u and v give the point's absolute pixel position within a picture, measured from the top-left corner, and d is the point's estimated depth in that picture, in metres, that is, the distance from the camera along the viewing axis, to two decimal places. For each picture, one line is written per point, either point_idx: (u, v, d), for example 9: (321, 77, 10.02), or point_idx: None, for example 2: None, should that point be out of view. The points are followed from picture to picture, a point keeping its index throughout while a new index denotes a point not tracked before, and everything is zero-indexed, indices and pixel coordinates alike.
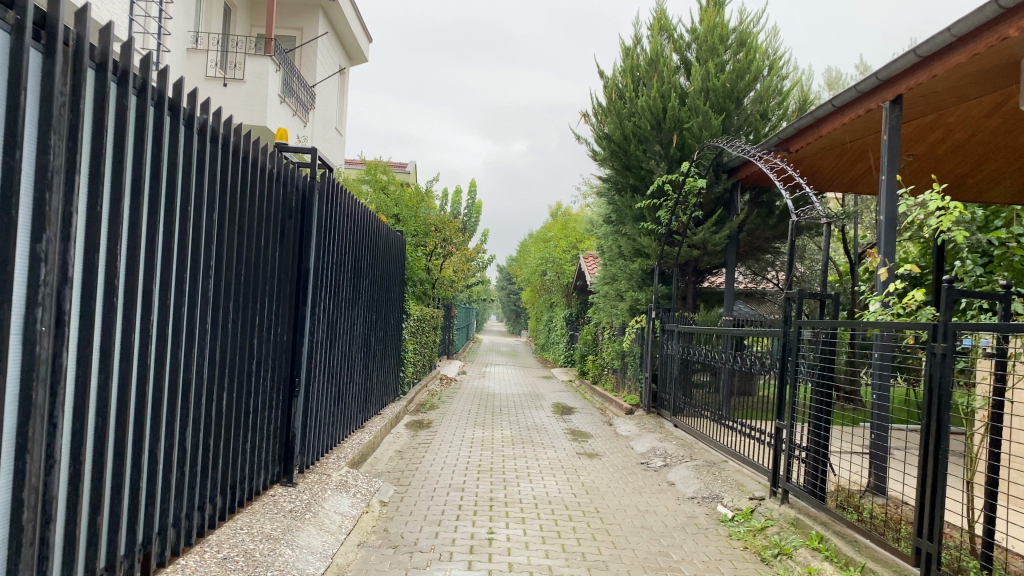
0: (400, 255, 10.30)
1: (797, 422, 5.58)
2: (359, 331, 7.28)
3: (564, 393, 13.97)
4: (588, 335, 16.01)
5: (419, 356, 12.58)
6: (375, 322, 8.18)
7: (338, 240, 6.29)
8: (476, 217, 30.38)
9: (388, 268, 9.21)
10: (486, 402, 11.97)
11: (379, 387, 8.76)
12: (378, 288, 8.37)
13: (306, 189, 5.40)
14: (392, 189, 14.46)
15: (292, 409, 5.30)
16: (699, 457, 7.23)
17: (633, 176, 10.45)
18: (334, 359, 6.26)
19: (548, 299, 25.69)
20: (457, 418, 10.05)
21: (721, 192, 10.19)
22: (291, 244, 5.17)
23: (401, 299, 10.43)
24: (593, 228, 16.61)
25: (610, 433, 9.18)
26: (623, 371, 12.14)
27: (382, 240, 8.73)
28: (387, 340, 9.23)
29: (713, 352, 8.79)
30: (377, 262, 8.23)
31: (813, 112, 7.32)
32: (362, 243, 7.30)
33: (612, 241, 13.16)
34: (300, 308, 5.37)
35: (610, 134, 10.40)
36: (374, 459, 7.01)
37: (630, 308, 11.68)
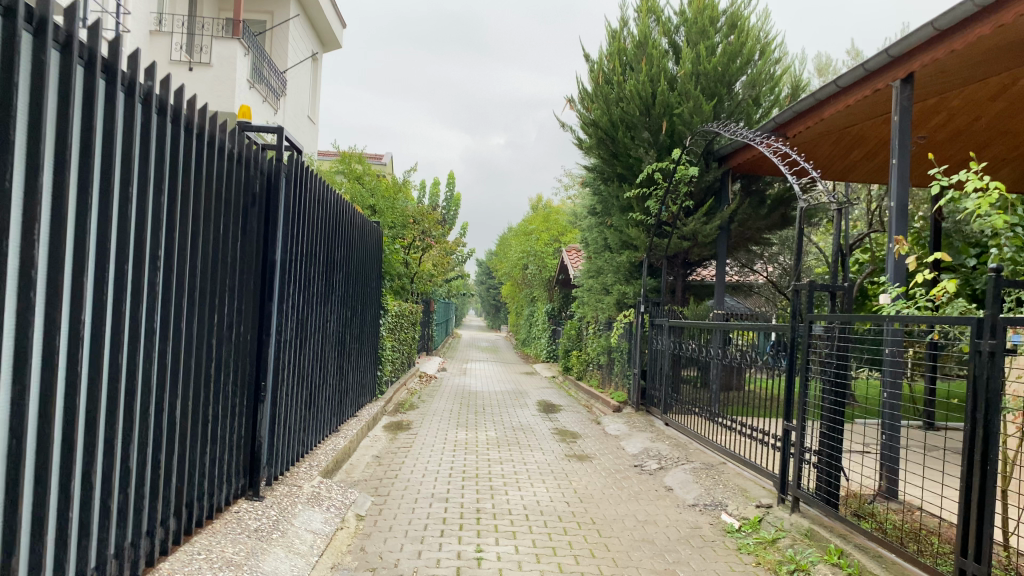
0: (377, 248, 9.80)
1: (808, 423, 5.18)
2: (332, 329, 6.78)
3: (548, 390, 13.56)
4: (572, 330, 15.58)
5: (398, 353, 12.10)
6: (350, 319, 7.68)
7: (308, 230, 5.78)
8: (454, 210, 29.92)
9: (364, 262, 8.70)
10: (468, 400, 11.51)
11: (354, 387, 8.26)
12: (353, 283, 7.86)
13: (272, 173, 4.87)
14: (368, 179, 13.93)
15: (257, 416, 4.79)
16: (696, 460, 6.82)
17: (620, 164, 10.02)
18: (304, 359, 5.75)
19: (529, 293, 25.25)
20: (438, 418, 9.58)
21: (711, 181, 9.79)
22: (255, 233, 4.66)
23: (378, 294, 9.93)
24: (576, 220, 16.21)
25: (598, 433, 8.76)
26: (610, 368, 11.72)
27: (358, 232, 8.21)
28: (364, 337, 8.74)
29: (705, 349, 8.38)
30: (352, 255, 7.72)
31: (814, 94, 6.94)
32: (335, 233, 6.79)
33: (597, 232, 12.72)
34: (265, 304, 4.86)
35: (596, 120, 9.95)
36: (349, 466, 6.52)
37: (617, 302, 11.26)
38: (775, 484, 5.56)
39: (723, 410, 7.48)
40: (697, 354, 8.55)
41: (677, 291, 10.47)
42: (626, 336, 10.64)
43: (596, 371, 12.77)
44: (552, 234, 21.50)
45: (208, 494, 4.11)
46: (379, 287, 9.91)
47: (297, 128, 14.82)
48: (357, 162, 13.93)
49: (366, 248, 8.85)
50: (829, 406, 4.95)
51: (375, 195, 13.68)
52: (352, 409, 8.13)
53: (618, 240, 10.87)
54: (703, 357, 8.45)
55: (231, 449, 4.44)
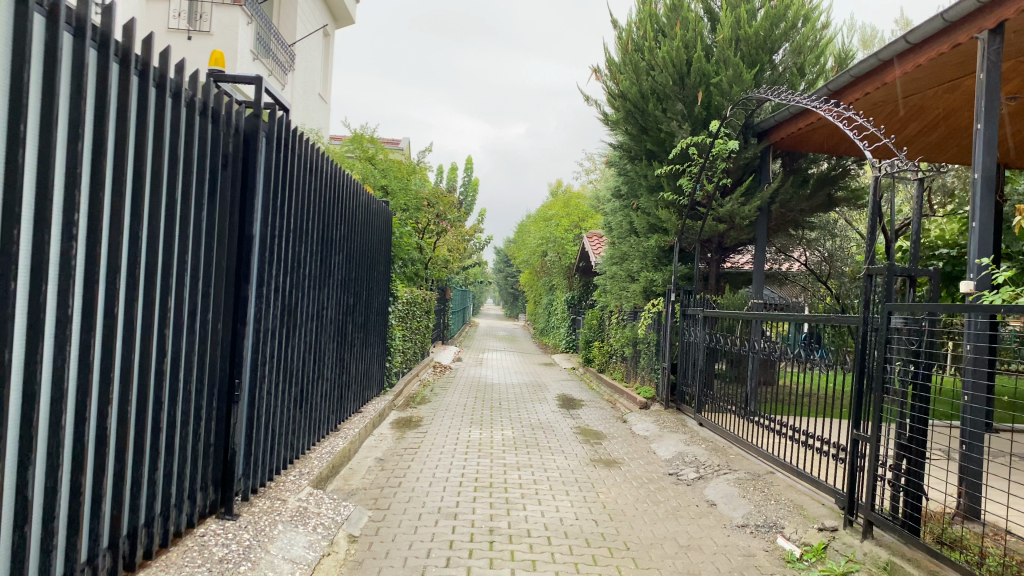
0: (386, 229, 9.05)
1: (884, 434, 4.37)
2: (329, 317, 6.01)
3: (569, 384, 12.78)
4: (593, 319, 14.78)
5: (409, 343, 11.36)
6: (352, 308, 6.93)
7: (299, 203, 5.01)
8: (472, 195, 29.14)
9: (369, 244, 7.90)
10: (484, 394, 10.77)
11: (358, 382, 7.49)
12: (356, 269, 7.10)
13: (249, 133, 4.09)
14: (380, 158, 13.17)
15: (231, 419, 4.04)
16: (740, 469, 6.02)
17: (650, 138, 9.18)
18: (294, 351, 4.99)
19: (548, 281, 24.44)
20: (450, 414, 8.84)
21: (751, 158, 8.94)
22: (229, 203, 3.89)
23: (388, 279, 9.18)
24: (599, 204, 15.37)
25: (626, 434, 7.98)
26: (636, 361, 10.92)
27: (362, 211, 7.43)
28: (369, 327, 7.97)
29: (741, 342, 7.61)
30: (354, 236, 6.94)
31: (877, 53, 6.10)
32: (332, 210, 6.01)
33: (623, 216, 11.89)
34: (241, 286, 4.10)
35: (624, 90, 9.11)
36: (348, 471, 5.77)
37: (644, 290, 10.44)
38: (839, 504, 4.75)
39: (765, 407, 6.74)
40: (732, 347, 7.79)
41: (710, 279, 9.64)
42: (654, 327, 9.83)
43: (621, 364, 11.97)
44: (572, 219, 20.67)
45: (163, 516, 3.38)
46: (389, 271, 9.15)
47: (307, 105, 14.08)
48: (368, 140, 13.17)
49: (372, 229, 8.07)
50: (912, 415, 4.18)
51: (387, 175, 12.91)
52: (354, 405, 7.38)
53: (647, 222, 10.04)
54: (740, 352, 7.68)
55: (195, 458, 3.69)
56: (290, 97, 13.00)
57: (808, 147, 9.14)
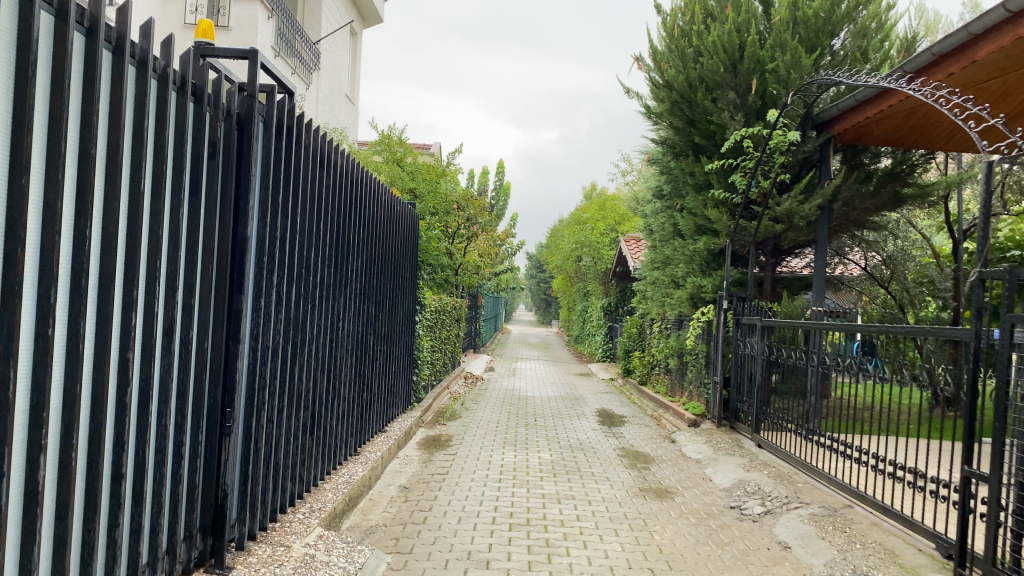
0: (412, 232, 8.44)
1: (1007, 473, 3.58)
2: (347, 330, 5.35)
3: (608, 397, 12.07)
4: (632, 328, 14.03)
5: (439, 354, 10.74)
6: (373, 318, 6.27)
7: (311, 199, 4.36)
8: (504, 199, 28.55)
9: (393, 249, 7.25)
10: (519, 408, 10.09)
11: (380, 399, 6.83)
12: (377, 275, 6.45)
13: (245, 117, 3.45)
14: (408, 160, 12.58)
15: (221, 454, 3.38)
16: (813, 501, 5.25)
17: (698, 132, 8.47)
18: (304, 370, 4.35)
19: (582, 288, 23.70)
20: (483, 432, 8.17)
21: (810, 152, 8.16)
22: (218, 201, 3.25)
23: (415, 286, 8.55)
24: (638, 206, 14.63)
25: (676, 457, 7.25)
26: (682, 374, 10.17)
27: (384, 214, 6.77)
28: (394, 338, 7.33)
29: (805, 355, 6.86)
30: (374, 239, 6.29)
31: (969, 25, 5.33)
32: (349, 210, 5.35)
33: (667, 218, 11.15)
34: (235, 296, 3.44)
35: (669, 79, 8.41)
36: (368, 504, 5.12)
37: (691, 297, 9.70)
38: (949, 552, 3.96)
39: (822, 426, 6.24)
40: (794, 360, 7.04)
41: (765, 285, 8.87)
42: (703, 338, 9.06)
43: (665, 377, 11.22)
44: (608, 223, 19.91)
45: None
46: (415, 278, 8.53)
47: (333, 105, 13.55)
48: (396, 141, 12.59)
49: (396, 235, 7.42)
50: None
51: (416, 178, 12.32)
52: (376, 425, 6.72)
53: (695, 223, 9.31)
54: (804, 366, 6.93)
55: (174, 508, 3.04)
56: (315, 96, 12.48)
57: (871, 141, 8.34)
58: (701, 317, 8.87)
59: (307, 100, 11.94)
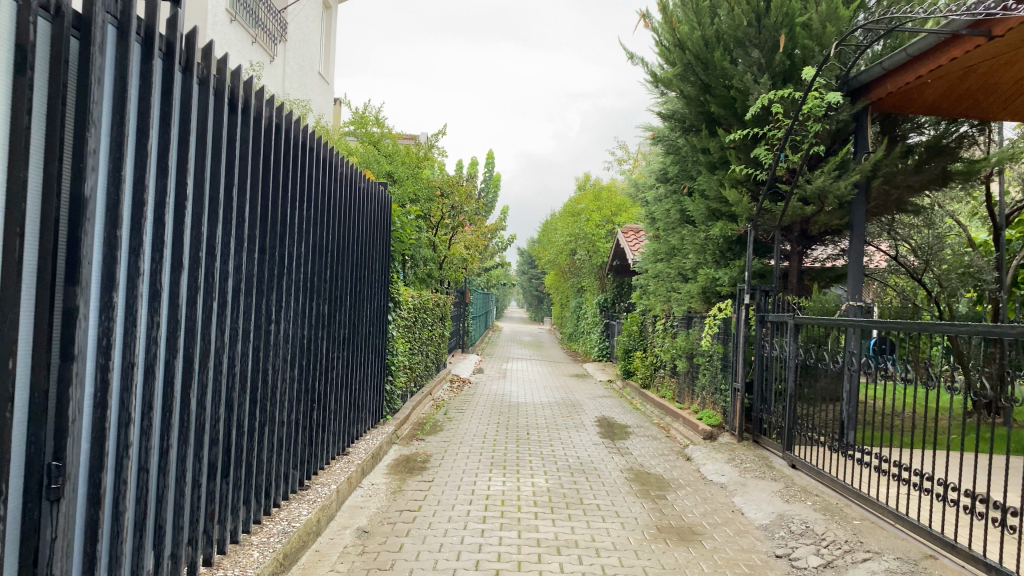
0: (383, 215, 7.22)
1: None
2: (282, 333, 4.13)
3: (608, 401, 10.94)
4: (633, 325, 12.90)
5: (420, 357, 9.59)
6: (326, 318, 5.04)
7: (216, 155, 3.13)
8: (494, 192, 27.40)
9: (356, 234, 5.99)
10: (509, 417, 8.93)
11: (340, 414, 5.62)
12: (331, 264, 5.21)
13: (84, 16, 2.24)
14: (386, 142, 11.42)
15: (46, 537, 2.16)
16: (884, 550, 4.10)
17: (714, 99, 7.35)
18: (205, 392, 3.13)
19: (577, 282, 22.55)
20: (467, 449, 7.00)
21: (846, 120, 7.02)
22: (25, 142, 2.05)
23: (388, 278, 7.34)
24: (639, 193, 13.49)
25: (696, 480, 6.11)
26: (693, 378, 9.05)
27: (342, 191, 5.53)
28: (358, 342, 6.11)
29: (847, 360, 5.75)
30: (326, 221, 5.05)
31: None
32: (285, 180, 4.12)
33: (674, 203, 10.01)
34: (67, 290, 2.23)
35: (681, 37, 7.28)
36: (313, 559, 3.92)
37: (702, 291, 8.56)
38: None
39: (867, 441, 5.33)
40: (833, 365, 5.93)
41: (789, 277, 7.74)
42: (719, 337, 7.92)
43: (672, 380, 10.10)
44: (604, 214, 18.75)
45: None
46: (388, 269, 7.31)
47: (305, 84, 12.38)
48: (373, 121, 11.42)
49: (360, 218, 6.16)
50: None
51: (394, 161, 11.15)
52: (335, 446, 5.52)
53: (710, 207, 8.19)
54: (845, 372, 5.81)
55: None
56: (284, 72, 11.28)
57: (912, 111, 7.21)
58: (717, 314, 7.73)
59: (272, 75, 10.77)
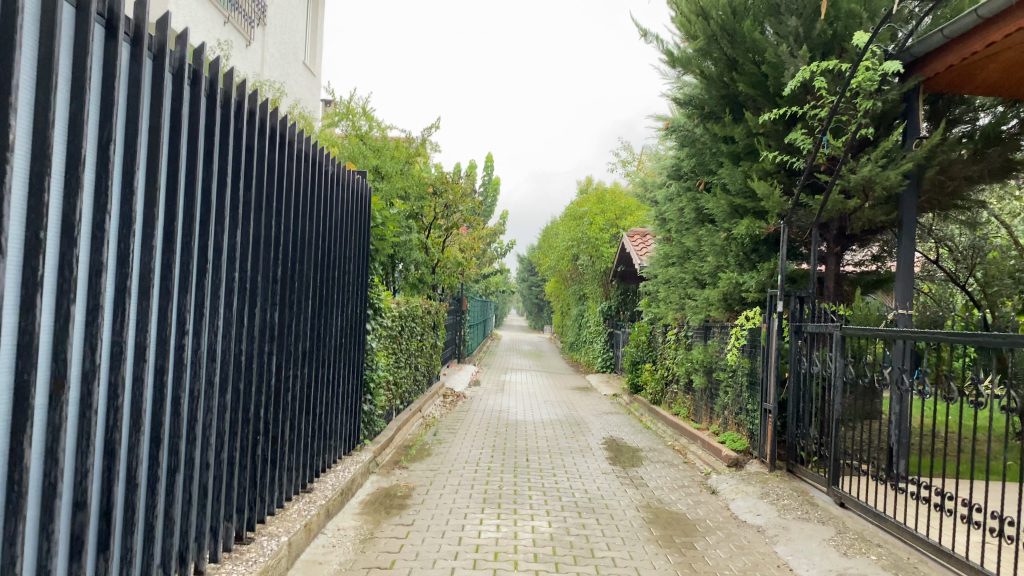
0: (362, 207, 6.19)
1: None
2: (202, 347, 3.12)
3: (615, 419, 9.96)
4: (640, 335, 11.93)
5: (407, 371, 8.60)
6: (276, 327, 4.03)
7: (75, 95, 2.13)
8: (492, 196, 26.47)
9: (323, 227, 4.97)
10: (507, 439, 7.94)
11: (299, 445, 4.59)
12: (286, 262, 4.19)
13: None
14: (372, 135, 10.46)
15: None
16: None
17: (742, 76, 6.40)
18: (58, 441, 2.12)
19: (579, 289, 21.58)
20: (456, 481, 5.99)
21: (896, 100, 6.05)
22: None
23: (366, 281, 6.32)
24: (647, 193, 12.54)
25: (727, 523, 5.13)
26: (712, 395, 8.09)
27: (304, 176, 4.51)
28: (325, 357, 5.08)
29: (890, 378, 4.90)
30: (279, 208, 4.04)
31: None
32: (209, 146, 3.10)
33: (689, 201, 9.06)
34: None
35: (704, 5, 6.31)
36: None
37: (724, 297, 7.61)
38: None
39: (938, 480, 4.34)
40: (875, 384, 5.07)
41: (825, 282, 6.78)
42: (744, 350, 6.95)
43: (686, 396, 9.14)
44: (608, 217, 17.79)
45: None
46: (366, 271, 6.28)
47: (287, 72, 11.43)
48: (359, 112, 10.48)
49: (330, 210, 5.13)
50: None
51: (381, 155, 10.20)
52: (293, 484, 4.50)
53: (734, 202, 7.24)
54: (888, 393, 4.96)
55: None
56: (262, 58, 10.32)
57: (968, 91, 6.24)
58: (743, 325, 6.76)
59: (248, 60, 9.81)
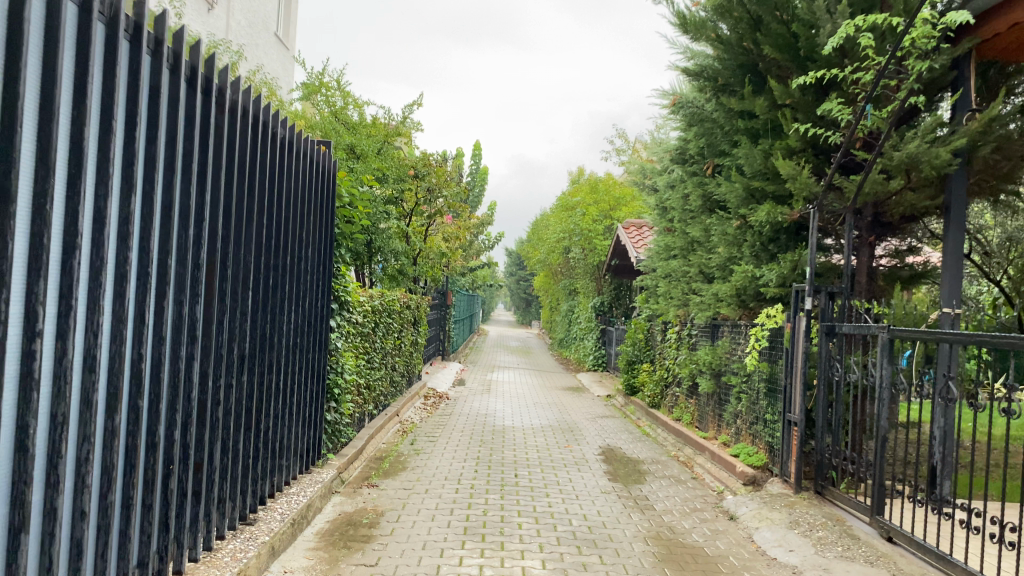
0: (324, 184, 5.27)
1: None
2: (71, 352, 2.21)
3: (611, 425, 9.13)
4: (637, 333, 11.10)
5: (382, 372, 7.75)
6: (198, 324, 3.12)
7: None
8: (479, 187, 25.61)
9: (271, 203, 4.05)
10: (492, 449, 7.07)
11: (233, 469, 3.68)
12: (213, 241, 3.27)
13: None
14: (348, 113, 9.61)
15: None
16: None
17: (767, 38, 5.57)
18: None
19: (568, 283, 20.73)
20: (432, 504, 5.11)
21: (947, 65, 5.23)
22: None
23: (329, 271, 5.43)
24: (646, 182, 11.71)
25: (752, 560, 4.31)
26: (721, 401, 7.29)
27: (242, 136, 3.58)
28: (273, 361, 4.17)
29: (949, 390, 4.09)
30: (202, 171, 3.11)
31: None
32: (81, 73, 2.20)
33: (696, 187, 8.24)
34: None
35: None
36: None
37: (737, 292, 6.80)
38: None
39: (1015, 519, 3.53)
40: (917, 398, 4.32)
41: (856, 276, 5.97)
42: (762, 353, 6.15)
43: (689, 401, 8.34)
44: (601, 208, 16.97)
45: None
46: (329, 260, 5.37)
47: (257, 45, 10.55)
48: (334, 87, 9.63)
49: (280, 184, 4.20)
50: None
51: (358, 134, 9.35)
52: (227, 518, 3.60)
53: (752, 185, 6.43)
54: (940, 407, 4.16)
55: None
56: (227, 25, 9.44)
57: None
58: (764, 325, 5.91)
59: (211, 27, 8.93)
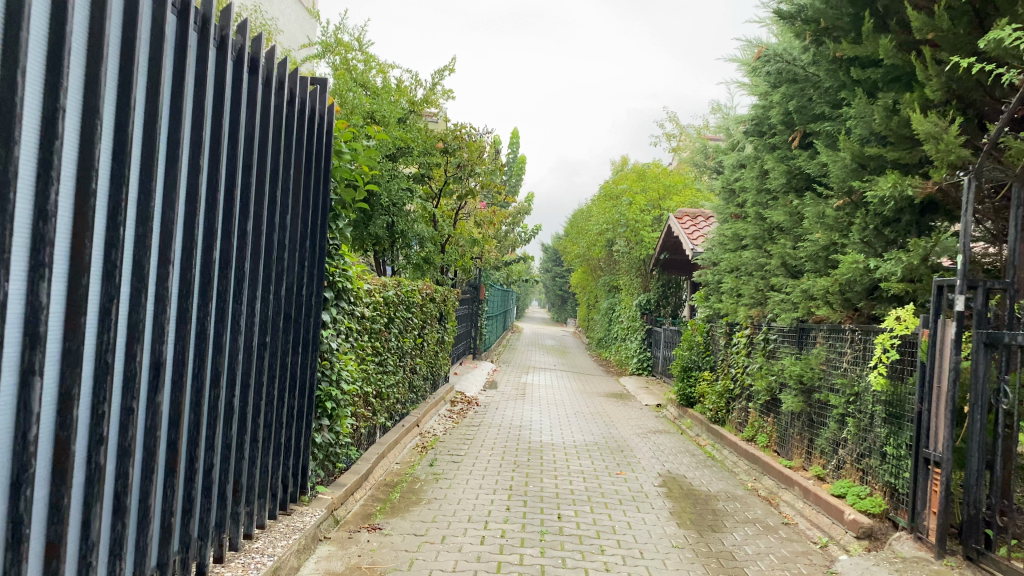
0: (316, 135, 3.93)
1: None
2: None
3: (669, 444, 7.75)
4: (694, 336, 9.69)
5: (398, 378, 6.48)
6: (45, 313, 1.85)
7: None
8: (516, 177, 24.35)
9: (213, 144, 2.74)
10: (530, 475, 5.74)
11: (133, 540, 2.39)
12: (80, 180, 1.98)
13: None
14: (369, 77, 8.43)
15: None
16: None
17: None
18: None
19: (610, 280, 19.28)
20: (448, 563, 3.78)
21: None
22: None
23: (324, 252, 4.12)
24: (708, 164, 10.32)
25: None
26: (813, 424, 5.92)
27: (152, 26, 2.27)
28: (218, 369, 2.88)
29: None
30: (50, 62, 1.84)
31: None
32: None
33: (778, 162, 6.86)
34: None
35: None
36: None
37: (840, 287, 5.43)
38: None
39: None
40: None
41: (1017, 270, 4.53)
42: (888, 370, 4.73)
43: (766, 419, 6.98)
44: (649, 198, 15.58)
45: None
46: (325, 236, 4.06)
47: None
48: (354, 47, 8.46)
49: (232, 118, 2.89)
50: None
51: (379, 99, 8.16)
52: None
53: (866, 152, 5.06)
54: None
55: None
56: None
57: None
58: (893, 331, 4.50)
59: None
